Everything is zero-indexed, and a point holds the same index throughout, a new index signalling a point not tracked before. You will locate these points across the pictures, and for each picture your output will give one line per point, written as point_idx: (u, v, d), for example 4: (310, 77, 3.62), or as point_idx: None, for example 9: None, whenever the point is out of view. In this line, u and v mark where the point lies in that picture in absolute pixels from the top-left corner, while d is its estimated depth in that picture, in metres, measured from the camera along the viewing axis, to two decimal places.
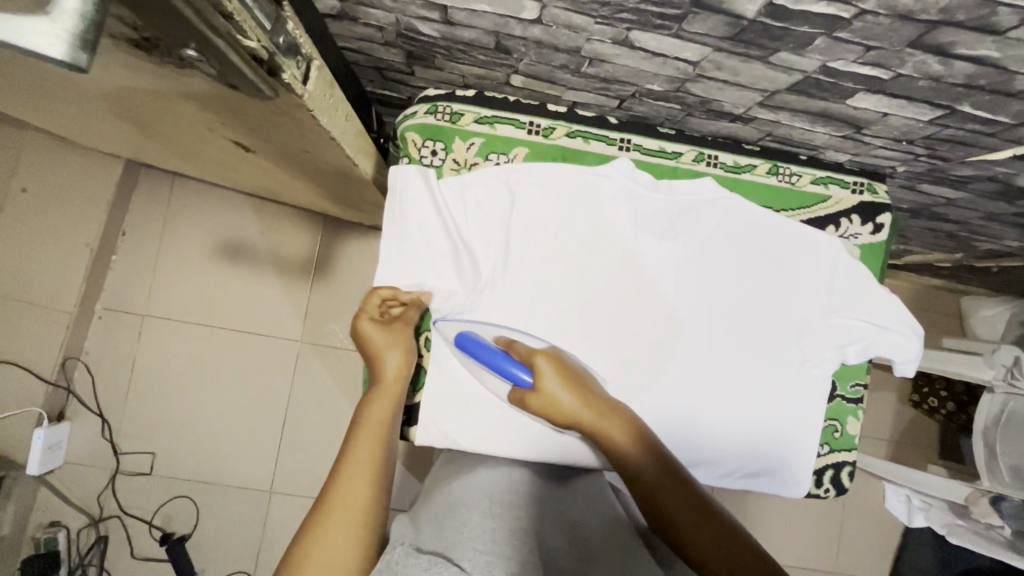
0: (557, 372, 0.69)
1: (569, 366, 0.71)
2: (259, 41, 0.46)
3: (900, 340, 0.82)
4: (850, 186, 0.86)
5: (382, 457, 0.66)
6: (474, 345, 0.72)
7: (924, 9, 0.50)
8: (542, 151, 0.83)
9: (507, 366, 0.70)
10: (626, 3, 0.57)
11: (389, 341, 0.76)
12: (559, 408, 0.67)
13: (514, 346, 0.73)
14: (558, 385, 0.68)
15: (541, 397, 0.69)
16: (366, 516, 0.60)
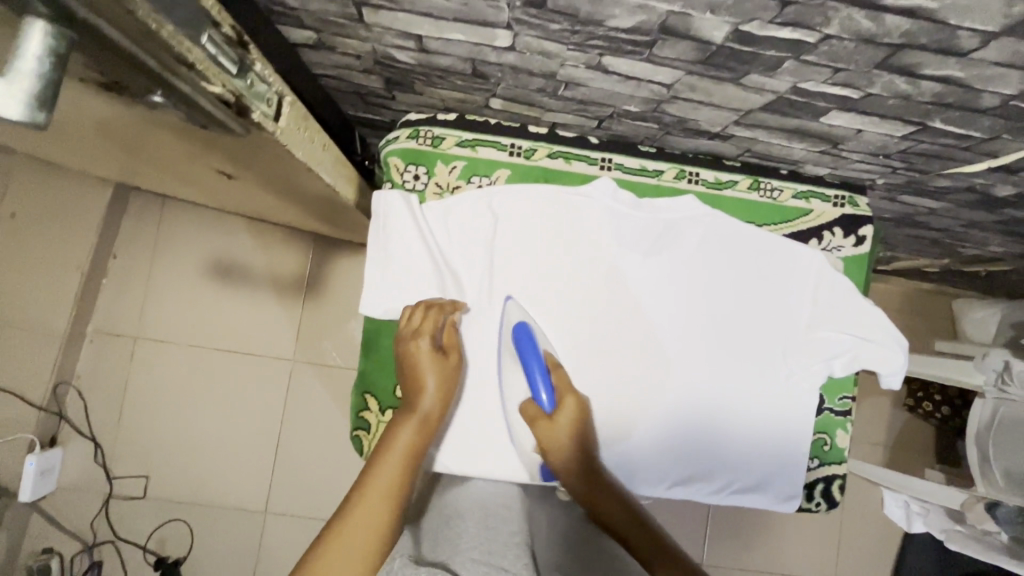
0: (574, 418, 0.74)
1: (587, 424, 0.76)
2: (224, 85, 0.47)
3: (886, 352, 0.82)
4: (832, 199, 0.87)
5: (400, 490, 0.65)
6: (526, 338, 0.76)
7: (886, 33, 0.50)
8: (524, 172, 0.83)
9: (542, 377, 0.74)
10: (596, 30, 0.57)
11: (433, 361, 0.74)
12: (557, 446, 0.73)
13: (558, 369, 0.77)
14: (568, 431, 0.73)
15: (550, 426, 0.73)
16: (373, 547, 0.60)
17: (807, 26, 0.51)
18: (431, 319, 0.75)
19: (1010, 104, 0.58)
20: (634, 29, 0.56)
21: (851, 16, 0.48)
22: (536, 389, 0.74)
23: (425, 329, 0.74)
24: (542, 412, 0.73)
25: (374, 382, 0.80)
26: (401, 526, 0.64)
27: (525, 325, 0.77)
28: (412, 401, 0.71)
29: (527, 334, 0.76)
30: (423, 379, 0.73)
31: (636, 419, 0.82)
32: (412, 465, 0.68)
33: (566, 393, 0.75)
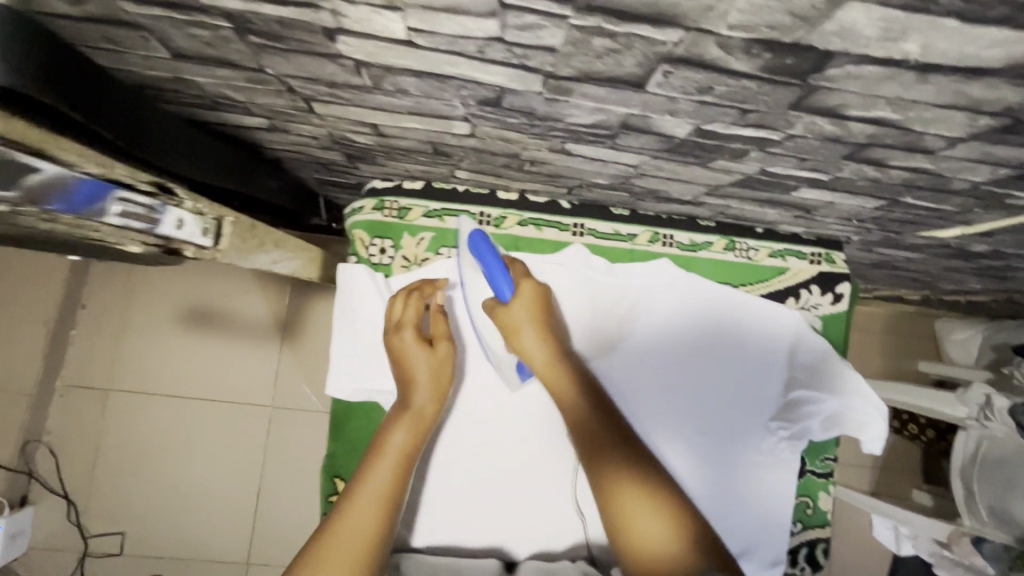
0: (535, 305, 0.72)
1: (549, 309, 0.74)
2: (144, 238, 0.52)
3: (865, 418, 0.80)
4: (808, 257, 0.85)
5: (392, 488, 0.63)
6: (483, 244, 0.72)
7: (851, 136, 0.48)
8: (493, 241, 0.81)
9: (503, 275, 0.72)
10: (556, 125, 0.55)
11: (423, 352, 0.70)
12: (515, 331, 0.71)
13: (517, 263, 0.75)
14: (534, 324, 0.71)
15: (506, 311, 0.71)
16: (364, 543, 0.58)
17: (770, 128, 0.49)
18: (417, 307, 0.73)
19: (980, 187, 0.57)
20: (594, 124, 0.53)
21: (815, 121, 0.47)
22: (497, 281, 0.72)
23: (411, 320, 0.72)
24: (499, 302, 0.72)
25: (343, 466, 0.76)
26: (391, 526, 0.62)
27: (480, 233, 0.73)
28: (403, 402, 0.68)
29: (482, 239, 0.72)
30: (413, 374, 0.70)
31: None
32: (408, 467, 0.65)
33: (522, 280, 0.73)
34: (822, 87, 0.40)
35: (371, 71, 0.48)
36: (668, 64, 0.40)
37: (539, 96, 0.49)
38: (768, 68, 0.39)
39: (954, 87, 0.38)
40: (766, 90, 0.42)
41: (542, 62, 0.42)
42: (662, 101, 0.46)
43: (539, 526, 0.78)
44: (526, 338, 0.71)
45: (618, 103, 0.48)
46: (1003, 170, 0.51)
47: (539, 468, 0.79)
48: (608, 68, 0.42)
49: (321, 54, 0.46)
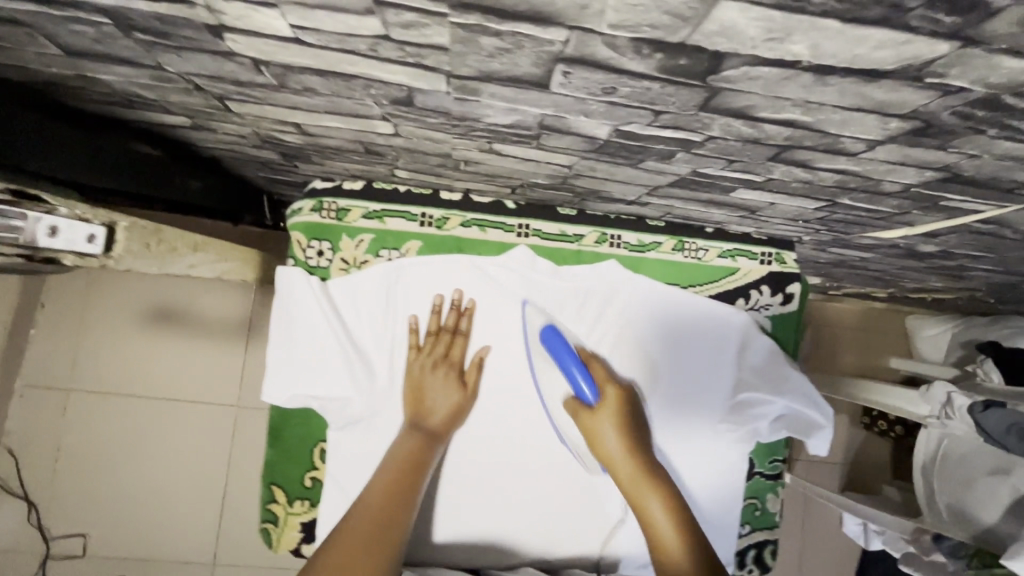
0: (617, 407, 0.74)
1: (635, 415, 0.76)
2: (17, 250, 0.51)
3: (808, 420, 0.81)
4: (758, 257, 0.84)
5: (394, 494, 0.68)
6: (557, 341, 0.75)
7: (769, 137, 0.47)
8: (435, 243, 0.79)
9: (583, 375, 0.75)
10: (477, 124, 0.53)
11: (439, 378, 0.75)
12: (599, 437, 0.74)
13: (595, 361, 0.77)
14: (614, 424, 0.74)
15: (593, 416, 0.74)
16: (361, 543, 0.63)
17: (687, 129, 0.48)
18: (440, 335, 0.77)
19: (911, 189, 0.55)
20: (513, 125, 0.52)
21: (729, 123, 0.45)
22: (575, 381, 0.75)
23: (432, 350, 0.76)
24: (584, 405, 0.75)
25: (279, 472, 0.76)
26: (394, 527, 0.66)
27: (551, 329, 0.76)
28: (416, 419, 0.73)
29: (555, 336, 0.76)
30: (428, 400, 0.74)
31: (555, 494, 0.79)
32: (412, 473, 0.70)
33: (605, 383, 0.76)
34: (725, 88, 0.39)
35: (272, 69, 0.46)
36: (563, 64, 0.38)
37: (448, 96, 0.47)
38: (663, 69, 0.37)
39: (855, 90, 0.37)
40: (670, 92, 0.41)
41: (438, 61, 0.41)
42: (571, 101, 0.44)
43: (471, 529, 0.78)
44: (608, 443, 0.73)
45: (528, 103, 0.46)
46: (929, 172, 0.50)
47: (476, 473, 0.78)
48: (505, 67, 0.40)
49: (216, 52, 0.44)
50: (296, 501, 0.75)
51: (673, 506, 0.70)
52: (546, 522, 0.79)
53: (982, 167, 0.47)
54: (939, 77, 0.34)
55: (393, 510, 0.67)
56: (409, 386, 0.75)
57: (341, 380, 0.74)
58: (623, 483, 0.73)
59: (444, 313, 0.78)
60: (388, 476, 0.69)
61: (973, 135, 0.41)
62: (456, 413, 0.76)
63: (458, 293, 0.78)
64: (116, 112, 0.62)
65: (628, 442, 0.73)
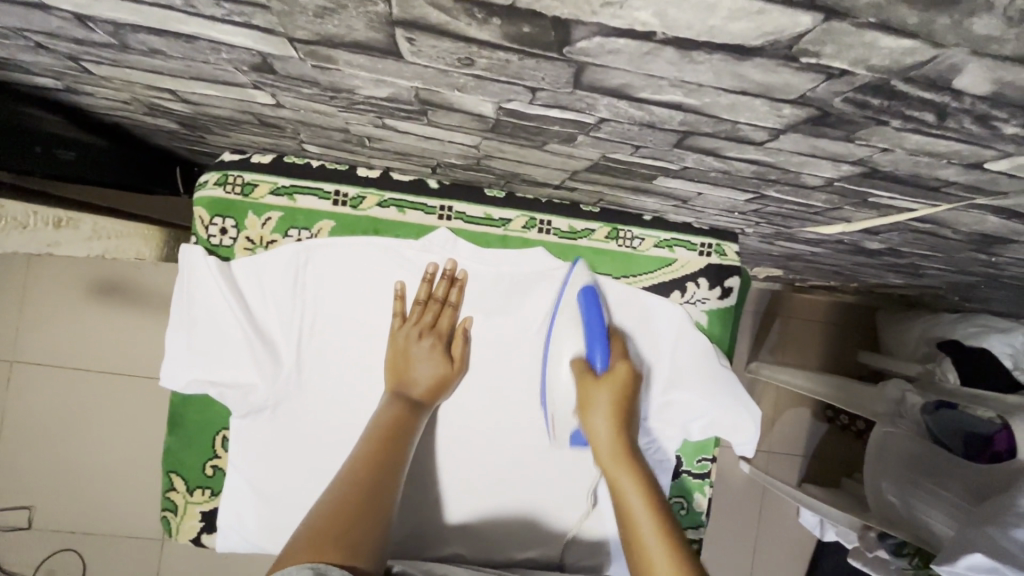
0: (621, 385, 0.71)
1: (632, 396, 0.73)
2: None
3: (737, 418, 0.79)
4: (697, 248, 0.80)
5: (380, 458, 0.64)
6: (592, 305, 0.72)
7: (663, 122, 0.42)
8: (349, 224, 0.74)
9: (604, 342, 0.71)
10: (356, 97, 0.48)
11: (423, 348, 0.73)
12: (591, 408, 0.70)
13: (620, 339, 0.74)
14: (611, 399, 0.70)
15: (595, 387, 0.71)
16: (342, 502, 0.58)
17: (575, 110, 0.43)
18: (428, 303, 0.75)
19: (835, 184, 0.51)
20: (392, 99, 0.47)
21: (615, 104, 0.40)
22: (594, 345, 0.71)
23: (419, 319, 0.74)
24: (593, 372, 0.71)
25: (179, 460, 0.73)
26: (379, 486, 0.61)
27: (591, 290, 0.73)
28: (400, 388, 0.72)
29: (591, 298, 0.72)
30: (410, 370, 0.72)
31: (467, 483, 0.78)
32: (395, 436, 0.67)
33: (618, 359, 0.72)
34: (589, 63, 0.34)
35: (102, 27, 0.41)
36: (402, 29, 0.33)
37: (305, 63, 0.42)
38: (509, 38, 0.32)
39: (728, 69, 0.32)
40: (533, 65, 0.35)
41: (267, 21, 0.35)
42: (435, 74, 0.39)
43: (456, 510, 0.78)
44: (597, 420, 0.70)
45: (393, 74, 0.41)
46: (846, 166, 0.45)
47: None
48: (342, 31, 0.35)
49: (29, 3, 0.39)
50: (196, 490, 0.73)
51: (648, 487, 0.67)
52: (464, 512, 0.78)
53: (899, 162, 0.43)
54: (814, 57, 0.29)
55: (378, 473, 0.62)
56: (392, 354, 0.73)
57: (243, 367, 0.71)
58: (602, 459, 0.70)
59: (435, 282, 0.76)
60: (371, 441, 0.66)
61: (877, 126, 0.37)
62: (439, 384, 0.73)
63: (432, 266, 0.75)
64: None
65: (619, 424, 0.70)
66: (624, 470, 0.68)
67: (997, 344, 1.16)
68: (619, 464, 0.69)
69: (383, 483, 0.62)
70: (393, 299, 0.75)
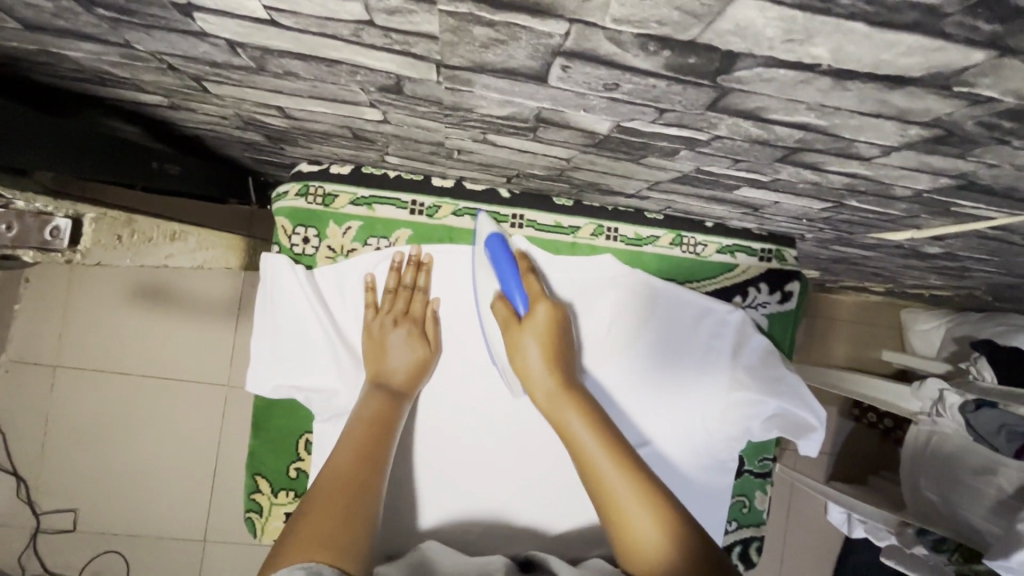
0: (547, 324, 0.73)
1: (561, 335, 0.74)
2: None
3: (799, 418, 0.81)
4: (758, 253, 0.82)
5: (365, 453, 0.64)
6: (500, 250, 0.74)
7: (779, 140, 0.44)
8: (426, 232, 0.76)
9: (515, 285, 0.73)
10: (470, 114, 0.50)
11: (398, 334, 0.74)
12: (519, 351, 0.73)
13: (532, 274, 0.75)
14: (538, 341, 0.72)
15: (521, 329, 0.73)
16: (332, 502, 0.57)
17: (693, 128, 0.45)
18: (398, 291, 0.75)
19: (923, 195, 0.53)
20: (508, 117, 0.49)
21: (738, 124, 0.42)
22: (509, 289, 0.74)
23: (391, 307, 0.75)
24: (514, 316, 0.74)
25: (265, 463, 0.75)
26: (365, 484, 0.61)
27: (498, 238, 0.74)
28: (379, 377, 0.72)
29: (498, 244, 0.74)
30: (387, 361, 0.73)
31: (538, 481, 0.80)
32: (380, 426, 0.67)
33: (538, 299, 0.74)
34: (736, 89, 0.36)
35: (249, 51, 0.43)
36: (563, 59, 0.35)
37: (439, 85, 0.44)
38: (670, 67, 0.34)
39: (876, 96, 0.34)
40: (677, 90, 0.38)
41: (427, 50, 0.37)
42: (571, 96, 0.41)
43: (522, 510, 0.79)
44: (530, 359, 0.72)
45: (525, 96, 0.43)
46: (943, 179, 0.48)
47: (453, 460, 0.79)
48: (500, 59, 0.37)
49: (186, 31, 0.41)
50: (281, 492, 0.75)
51: (595, 419, 0.69)
52: (543, 508, 0.80)
53: (1000, 177, 0.45)
54: (969, 87, 0.31)
55: (365, 475, 0.62)
56: (370, 345, 0.74)
57: (327, 372, 0.73)
58: (541, 402, 0.72)
59: (404, 269, 0.77)
60: (355, 434, 0.66)
61: (996, 146, 0.39)
62: (420, 368, 0.74)
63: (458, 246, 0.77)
64: (88, 89, 0.59)
65: (551, 367, 0.71)
66: (568, 408, 0.69)
67: None
68: (559, 405, 0.70)
69: (368, 477, 0.62)
70: (362, 291, 0.76)
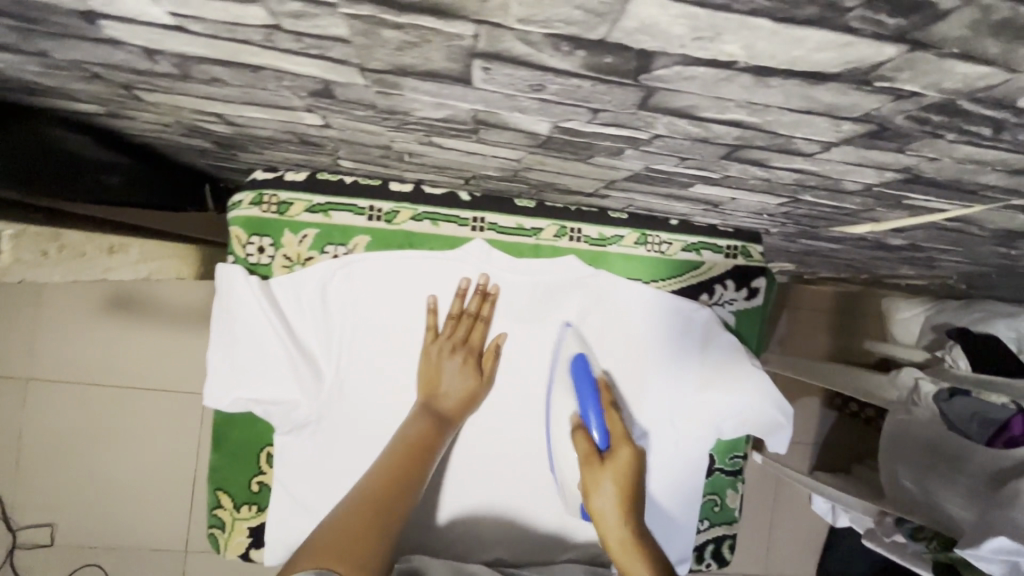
0: (628, 469, 0.74)
1: (637, 481, 0.74)
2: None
3: (769, 417, 0.80)
4: (723, 250, 0.82)
5: (404, 477, 0.68)
6: (584, 373, 0.76)
7: (718, 137, 0.43)
8: (384, 238, 0.75)
9: (597, 415, 0.75)
10: (409, 118, 0.49)
11: (455, 365, 0.75)
12: (594, 491, 0.73)
13: (615, 409, 0.76)
14: (615, 484, 0.73)
15: (600, 468, 0.73)
16: (361, 519, 0.62)
17: (631, 128, 0.44)
18: (461, 318, 0.76)
19: (873, 189, 0.52)
20: (446, 119, 0.47)
21: (674, 122, 0.41)
22: (587, 414, 0.75)
23: (452, 333, 0.76)
24: (596, 453, 0.74)
25: (225, 478, 0.74)
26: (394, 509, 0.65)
27: (583, 360, 0.77)
28: (431, 404, 0.74)
29: (583, 368, 0.76)
30: (440, 384, 0.74)
31: (509, 484, 0.80)
32: (421, 453, 0.71)
33: (620, 443, 0.74)
34: (660, 88, 0.35)
35: (168, 59, 0.41)
36: (481, 60, 0.34)
37: (368, 89, 0.43)
38: (589, 67, 0.33)
39: (800, 92, 0.33)
40: (603, 90, 0.37)
41: (344, 54, 0.36)
42: (500, 98, 0.40)
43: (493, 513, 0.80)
44: (604, 502, 0.72)
45: (456, 98, 0.42)
46: (889, 173, 0.47)
47: None
48: (419, 61, 0.36)
49: (98, 39, 0.39)
50: (243, 506, 0.74)
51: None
52: (517, 509, 0.81)
53: (943, 170, 0.44)
54: (889, 81, 0.30)
55: (395, 496, 0.66)
56: (423, 368, 0.75)
57: (284, 383, 0.72)
58: (610, 546, 0.72)
59: (467, 297, 0.77)
60: (397, 454, 0.70)
61: (931, 139, 0.38)
62: (468, 401, 0.76)
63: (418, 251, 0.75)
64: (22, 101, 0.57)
65: (625, 509, 0.72)
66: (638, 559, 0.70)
67: (1004, 330, 1.18)
68: (629, 553, 0.70)
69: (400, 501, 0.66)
70: (425, 312, 0.77)
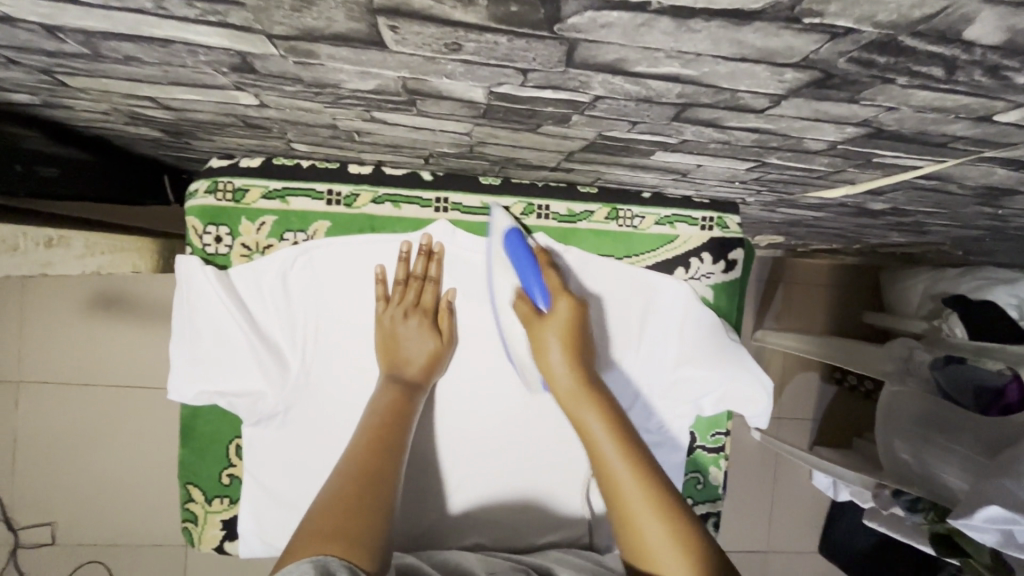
0: (570, 324, 0.70)
1: (583, 332, 0.72)
2: None
3: (746, 390, 0.79)
4: (699, 222, 0.79)
5: (381, 448, 0.65)
6: (516, 245, 0.72)
7: (660, 95, 0.41)
8: (344, 222, 0.73)
9: (536, 280, 0.71)
10: (340, 91, 0.46)
11: (416, 329, 0.73)
12: (543, 349, 0.70)
13: (553, 268, 0.73)
14: (558, 337, 0.70)
15: (541, 324, 0.71)
16: (348, 499, 0.58)
17: (568, 90, 0.41)
18: (409, 282, 0.75)
19: (838, 147, 0.50)
20: (379, 91, 0.45)
21: (609, 80, 0.39)
22: (526, 280, 0.71)
23: (402, 298, 0.74)
24: (536, 311, 0.71)
25: (196, 472, 0.75)
26: (381, 480, 0.61)
27: (516, 233, 0.73)
28: (396, 371, 0.72)
29: (516, 239, 0.72)
30: (402, 351, 0.73)
31: (485, 468, 0.79)
32: (395, 419, 0.68)
33: (560, 295, 0.72)
34: (580, 40, 0.32)
35: (72, 36, 0.39)
36: (384, 17, 0.32)
37: (287, 60, 0.40)
38: (497, 18, 0.31)
39: (727, 36, 0.31)
40: (522, 46, 0.34)
41: (243, 18, 0.34)
42: (422, 62, 0.38)
43: (469, 496, 0.79)
44: (552, 357, 0.69)
45: (378, 65, 0.39)
46: (850, 128, 0.44)
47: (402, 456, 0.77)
48: (322, 23, 0.33)
49: None
50: (215, 499, 0.75)
51: (620, 432, 0.65)
52: (496, 493, 0.80)
53: (905, 121, 0.41)
54: (818, 16, 0.28)
55: (383, 472, 0.62)
56: (382, 338, 0.74)
57: (249, 375, 0.71)
58: (562, 399, 0.69)
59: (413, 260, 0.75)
60: (369, 429, 0.67)
61: (883, 85, 0.35)
62: (435, 361, 0.75)
63: (380, 235, 0.74)
64: None
65: (580, 371, 0.69)
66: (588, 406, 0.67)
67: (1003, 296, 1.14)
68: (580, 401, 0.68)
69: (383, 471, 0.62)
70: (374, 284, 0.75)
